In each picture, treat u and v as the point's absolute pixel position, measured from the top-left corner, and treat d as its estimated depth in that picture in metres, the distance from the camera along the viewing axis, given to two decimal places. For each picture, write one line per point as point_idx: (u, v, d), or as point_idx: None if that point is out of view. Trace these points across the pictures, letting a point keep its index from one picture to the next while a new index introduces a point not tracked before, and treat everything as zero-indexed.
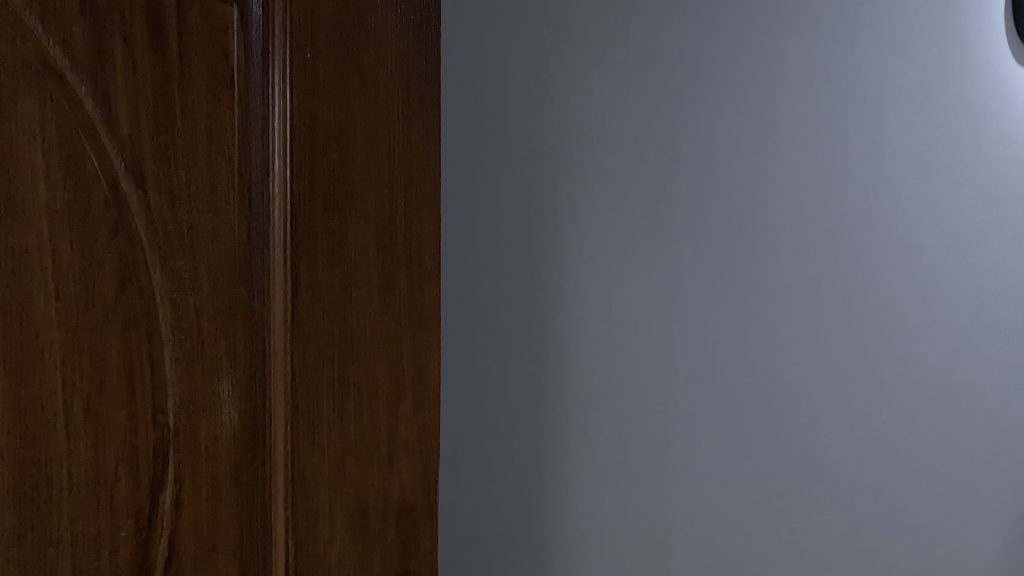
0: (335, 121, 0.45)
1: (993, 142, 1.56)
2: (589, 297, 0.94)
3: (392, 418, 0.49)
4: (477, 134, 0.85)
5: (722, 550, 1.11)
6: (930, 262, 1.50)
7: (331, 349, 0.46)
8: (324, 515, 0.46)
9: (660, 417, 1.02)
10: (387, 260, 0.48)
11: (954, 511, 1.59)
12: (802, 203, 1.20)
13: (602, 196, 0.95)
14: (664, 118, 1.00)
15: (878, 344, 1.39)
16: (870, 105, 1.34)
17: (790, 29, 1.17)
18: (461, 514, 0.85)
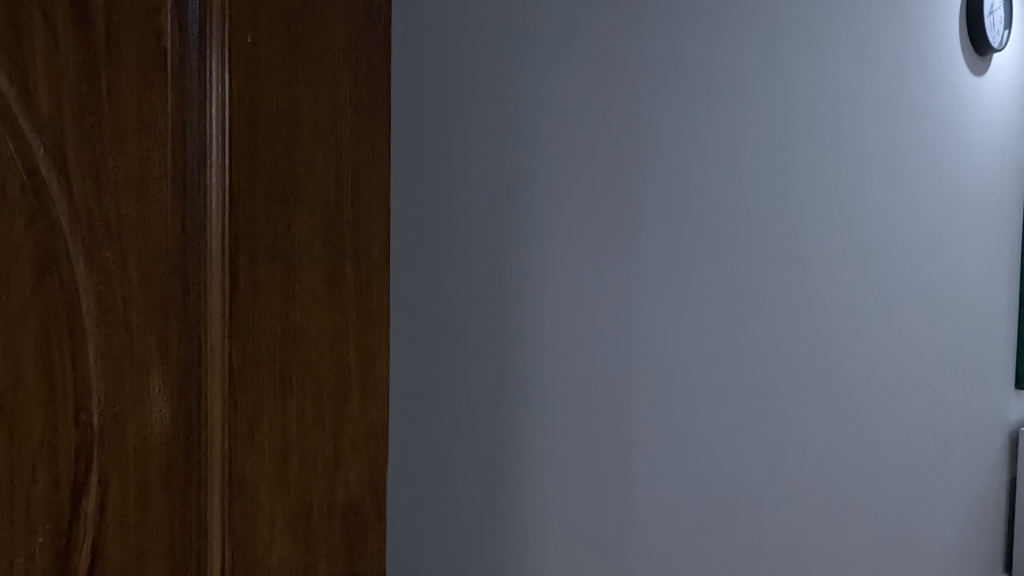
0: (279, 111, 0.44)
1: (929, 155, 1.67)
2: (549, 295, 0.93)
3: (337, 415, 0.47)
4: (436, 124, 0.80)
5: (684, 548, 1.13)
6: (886, 264, 1.55)
7: (272, 344, 0.44)
8: (262, 518, 0.44)
9: (622, 417, 1.02)
10: (333, 254, 0.47)
11: (902, 504, 1.66)
12: (760, 203, 1.23)
13: (565, 192, 0.94)
14: (626, 120, 1.01)
15: (838, 342, 1.43)
16: (832, 110, 1.38)
17: (755, 34, 1.19)
18: (416, 523, 0.80)
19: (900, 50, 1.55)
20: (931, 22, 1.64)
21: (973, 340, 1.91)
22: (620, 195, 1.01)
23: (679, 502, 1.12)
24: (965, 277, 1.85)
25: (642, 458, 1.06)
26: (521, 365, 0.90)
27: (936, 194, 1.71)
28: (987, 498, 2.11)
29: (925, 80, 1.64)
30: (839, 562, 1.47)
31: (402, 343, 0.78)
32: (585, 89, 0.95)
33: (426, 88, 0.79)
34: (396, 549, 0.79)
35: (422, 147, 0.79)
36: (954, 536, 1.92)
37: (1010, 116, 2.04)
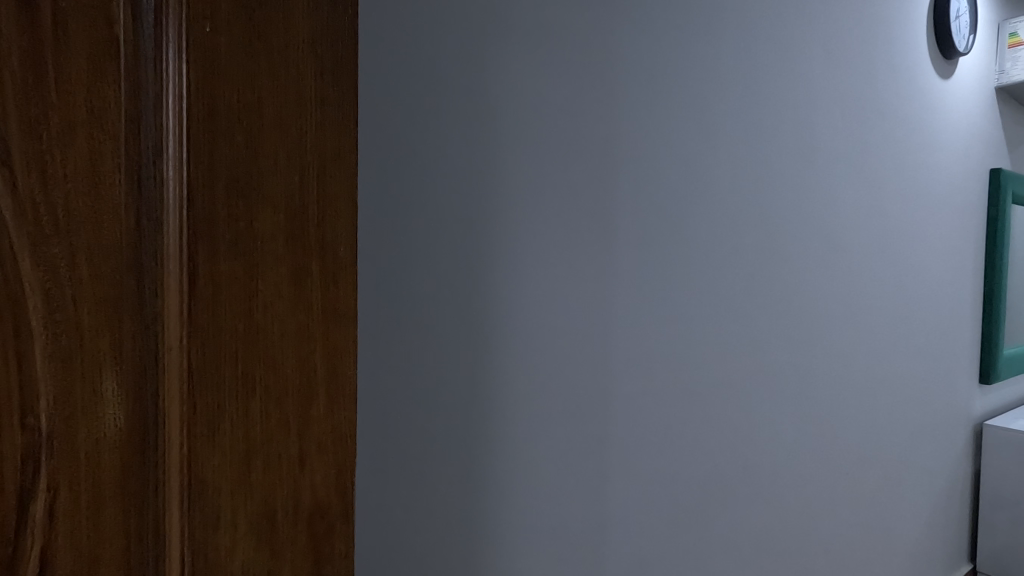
0: (240, 103, 0.42)
1: (898, 156, 1.71)
2: (524, 294, 0.93)
3: (302, 416, 0.46)
4: (408, 120, 0.79)
5: (659, 545, 1.14)
6: (856, 262, 1.59)
7: (234, 343, 0.43)
8: (224, 523, 0.43)
9: (597, 415, 1.03)
10: (297, 251, 0.45)
11: (872, 497, 1.71)
12: (734, 202, 1.25)
13: (540, 189, 0.94)
14: (601, 118, 1.01)
15: (810, 339, 1.46)
16: (804, 111, 1.40)
17: (727, 34, 1.21)
18: (387, 524, 0.79)
19: (870, 53, 1.58)
20: (900, 25, 1.68)
21: (939, 336, 1.97)
22: (595, 194, 1.01)
23: (654, 499, 1.13)
24: (932, 275, 1.90)
25: (618, 456, 1.06)
26: (495, 364, 0.90)
27: (904, 194, 1.75)
28: (953, 490, 2.17)
29: (894, 82, 1.67)
30: (810, 556, 1.49)
31: (372, 342, 0.77)
32: (560, 86, 0.95)
33: (398, 83, 0.78)
34: (366, 551, 0.77)
35: (393, 143, 0.78)
36: (922, 528, 1.97)
37: (975, 119, 2.10)
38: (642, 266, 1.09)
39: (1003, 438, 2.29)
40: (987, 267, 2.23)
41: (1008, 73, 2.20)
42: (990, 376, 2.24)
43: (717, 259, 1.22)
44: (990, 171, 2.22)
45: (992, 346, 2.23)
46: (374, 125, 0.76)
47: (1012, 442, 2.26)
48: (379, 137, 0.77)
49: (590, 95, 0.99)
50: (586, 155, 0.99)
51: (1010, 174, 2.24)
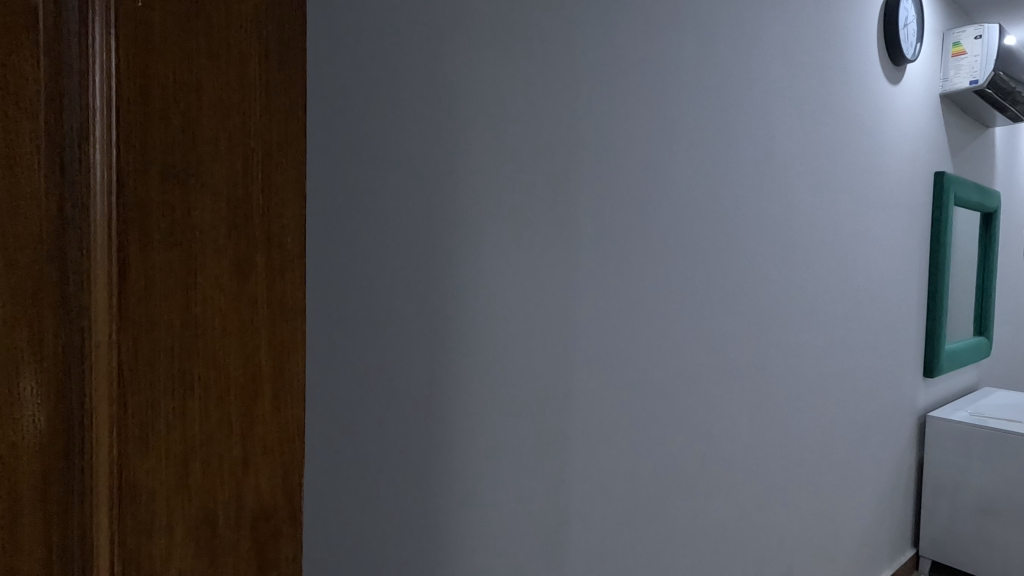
0: (177, 84, 0.40)
1: (849, 157, 1.78)
2: (485, 289, 0.92)
3: (246, 415, 0.44)
4: (363, 111, 0.77)
5: (619, 539, 1.15)
6: (809, 259, 1.64)
7: (170, 339, 0.40)
8: (161, 529, 0.40)
9: (558, 410, 1.03)
10: (240, 242, 0.43)
11: (822, 486, 1.77)
12: (693, 199, 1.27)
13: (500, 183, 0.93)
14: (562, 114, 1.01)
15: (765, 334, 1.50)
16: (761, 111, 1.43)
17: (688, 34, 1.23)
18: (341, 524, 0.77)
19: (824, 55, 1.63)
20: (852, 29, 1.74)
21: (887, 331, 2.05)
22: (556, 189, 1.01)
23: (614, 493, 1.14)
24: (880, 273, 1.98)
25: (578, 451, 1.07)
26: (455, 360, 0.89)
27: (855, 194, 1.82)
28: (898, 478, 2.27)
29: (847, 86, 1.73)
30: (764, 545, 1.54)
31: (324, 338, 0.75)
32: (520, 80, 0.95)
33: (353, 73, 0.76)
34: (317, 553, 0.75)
35: (347, 134, 0.76)
36: (869, 515, 2.05)
37: (921, 124, 2.20)
38: (607, 260, 1.10)
39: (944, 428, 2.41)
40: (931, 266, 2.34)
41: (951, 81, 2.31)
42: (933, 369, 2.36)
43: (686, 261, 1.26)
44: (933, 174, 2.33)
45: (935, 341, 2.34)
46: (326, 114, 0.74)
47: (951, 431, 2.38)
48: (332, 127, 0.75)
49: (552, 89, 0.99)
50: (547, 150, 0.99)
51: (952, 178, 2.36)
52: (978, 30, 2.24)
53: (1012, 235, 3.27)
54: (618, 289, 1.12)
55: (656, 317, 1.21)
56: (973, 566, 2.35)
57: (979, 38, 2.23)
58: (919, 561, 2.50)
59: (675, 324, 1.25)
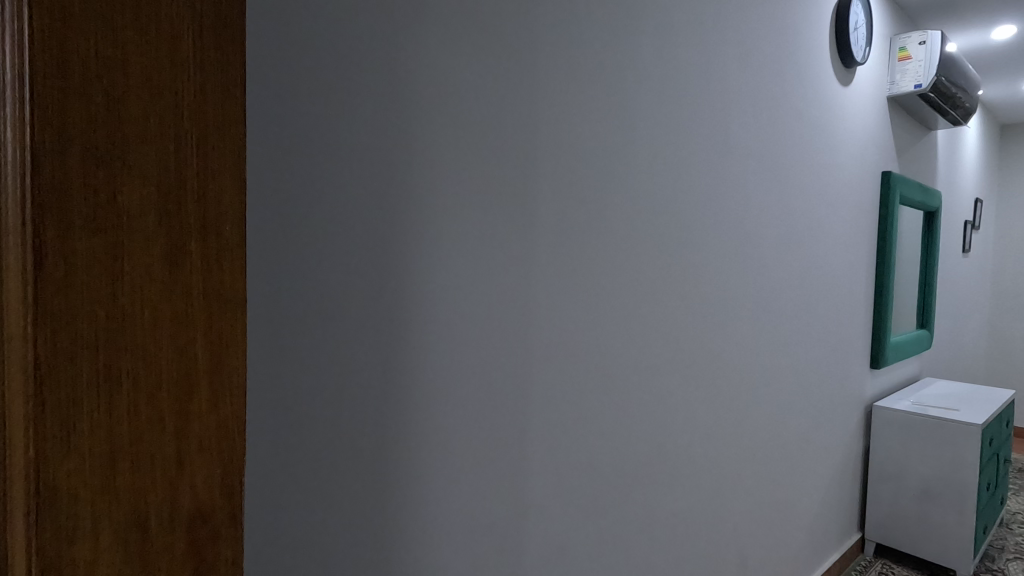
0: (99, 59, 0.37)
1: (802, 156, 1.83)
2: (441, 283, 0.90)
3: (180, 412, 0.42)
4: (314, 98, 0.75)
5: (576, 532, 1.16)
6: (763, 254, 1.69)
7: (94, 331, 0.38)
8: (83, 535, 0.38)
9: (516, 403, 1.03)
10: (173, 228, 0.41)
11: (775, 474, 1.83)
12: (651, 193, 1.29)
13: (457, 174, 0.92)
14: (521, 106, 1.01)
15: (721, 327, 1.54)
16: (718, 107, 1.47)
17: (646, 29, 1.25)
18: (290, 522, 0.75)
19: (779, 55, 1.67)
20: (805, 30, 1.79)
21: (836, 324, 2.13)
22: (515, 181, 1.01)
23: (572, 484, 1.15)
24: (830, 268, 2.06)
25: (536, 443, 1.07)
26: (410, 355, 0.87)
27: (807, 191, 1.87)
28: (846, 465, 2.37)
29: (800, 86, 1.78)
30: (718, 532, 1.58)
31: (271, 331, 0.73)
32: (477, 71, 0.94)
33: (302, 57, 0.74)
34: (261, 553, 0.73)
35: (295, 121, 0.74)
36: (819, 502, 2.14)
37: (870, 125, 2.28)
38: (566, 254, 1.11)
39: (889, 417, 2.53)
40: (877, 262, 2.44)
41: (898, 85, 2.41)
42: (879, 361, 2.47)
43: (644, 257, 1.29)
44: (881, 173, 2.42)
45: (880, 334, 2.44)
46: (270, 100, 0.71)
47: (895, 419, 2.50)
48: (279, 114, 0.72)
49: (511, 80, 0.99)
50: (505, 142, 0.99)
51: (897, 178, 2.46)
52: (921, 36, 2.34)
53: (951, 234, 3.45)
54: (576, 282, 1.13)
55: (615, 312, 1.22)
56: (914, 547, 2.47)
57: (922, 44, 2.33)
58: (864, 544, 2.62)
59: (634, 319, 1.27)
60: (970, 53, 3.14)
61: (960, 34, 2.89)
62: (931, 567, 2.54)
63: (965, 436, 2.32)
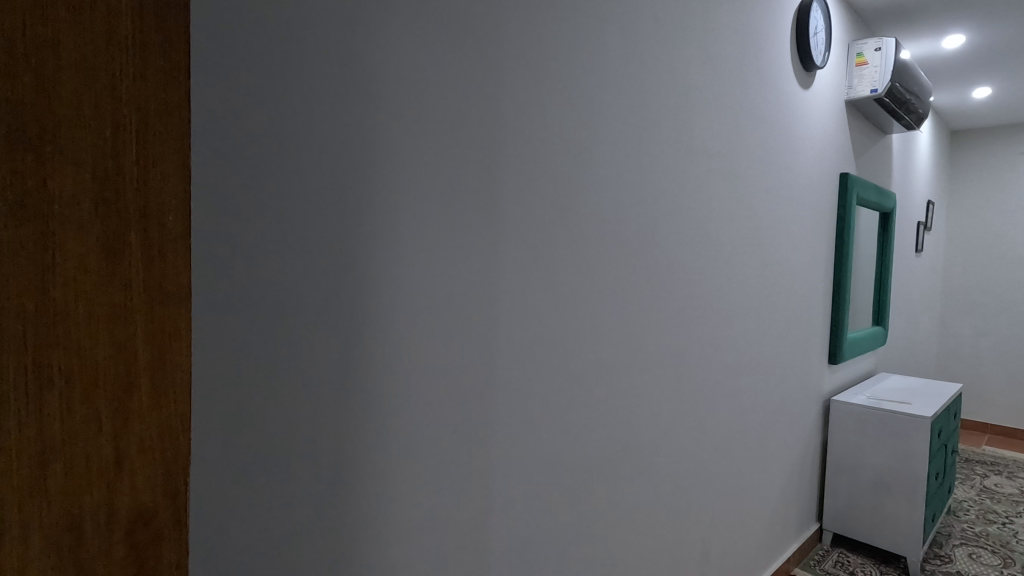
0: (26, 38, 0.35)
1: (763, 156, 1.88)
2: (403, 279, 0.89)
3: (119, 410, 0.40)
4: (266, 88, 0.73)
5: (540, 528, 1.16)
6: (725, 252, 1.73)
7: (20, 327, 0.36)
8: (9, 541, 0.36)
9: (480, 399, 1.03)
10: (111, 219, 0.39)
11: (736, 467, 1.87)
12: (616, 191, 1.31)
13: (419, 168, 0.91)
14: (486, 101, 1.01)
15: (685, 323, 1.58)
16: (683, 107, 1.49)
17: (612, 27, 1.26)
18: (243, 523, 0.73)
19: (742, 56, 1.71)
20: (768, 34, 1.83)
21: (795, 321, 2.19)
22: (479, 176, 1.00)
23: (536, 479, 1.15)
24: (790, 267, 2.12)
25: (501, 439, 1.07)
26: (372, 351, 0.86)
27: (768, 192, 1.93)
28: (805, 457, 2.45)
29: (762, 87, 1.82)
30: (681, 525, 1.61)
31: (221, 329, 0.70)
32: (442, 65, 0.93)
33: (254, 47, 0.72)
34: (209, 559, 0.70)
35: (247, 112, 0.72)
36: (779, 493, 2.20)
37: (829, 128, 2.36)
38: (531, 250, 1.11)
39: (845, 410, 2.63)
40: (835, 260, 2.52)
41: (855, 89, 2.49)
42: (836, 356, 2.55)
43: (609, 255, 1.30)
44: (839, 175, 2.50)
45: (837, 330, 2.53)
46: (221, 89, 0.69)
47: (851, 412, 2.60)
48: (230, 103, 0.70)
49: (475, 75, 0.98)
50: (470, 137, 0.98)
51: (854, 179, 2.54)
52: (877, 43, 2.42)
53: (905, 235, 3.60)
54: (541, 279, 1.13)
55: (581, 309, 1.23)
56: (869, 537, 2.56)
57: (878, 50, 2.41)
58: (822, 533, 2.71)
59: (599, 316, 1.29)
60: (923, 61, 3.27)
61: (914, 42, 3.01)
62: (884, 555, 2.64)
63: (915, 428, 2.42)
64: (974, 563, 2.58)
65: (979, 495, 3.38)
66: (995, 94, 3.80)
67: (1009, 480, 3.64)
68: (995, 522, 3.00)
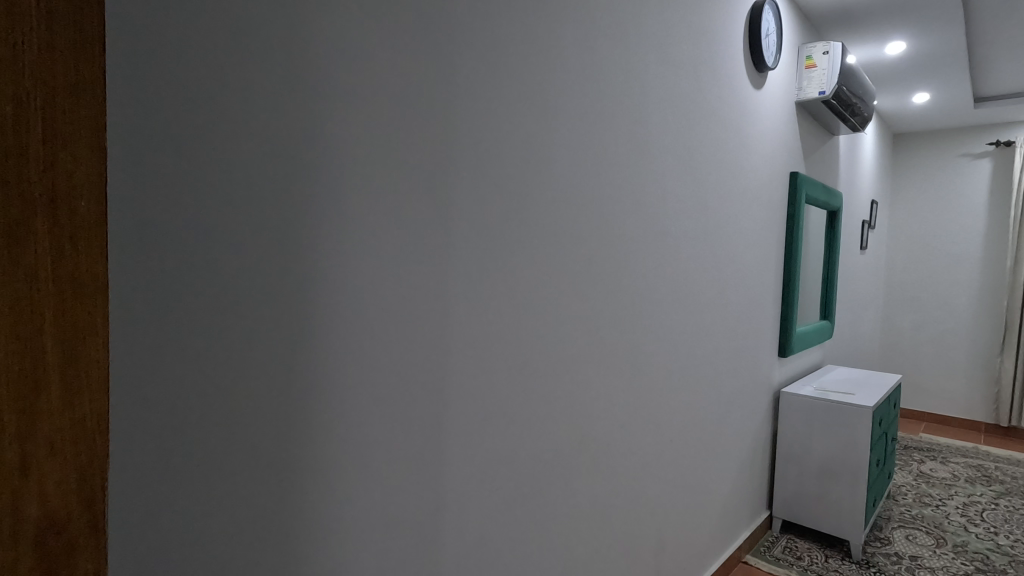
0: None
1: (716, 154, 1.92)
2: (351, 273, 0.87)
3: (25, 406, 0.38)
4: (199, 72, 0.70)
5: (494, 524, 1.16)
6: (679, 249, 1.76)
7: None
8: None
9: (433, 395, 1.01)
10: (14, 205, 0.38)
11: (689, 458, 1.92)
12: (571, 186, 1.31)
13: (368, 158, 0.88)
14: (438, 93, 0.99)
15: (639, 318, 1.60)
16: (638, 104, 1.51)
17: (567, 21, 1.26)
18: (174, 526, 0.70)
19: (696, 56, 1.74)
20: (721, 34, 1.87)
21: (747, 315, 2.26)
22: (432, 169, 0.99)
23: (491, 474, 1.15)
24: (742, 262, 2.17)
25: (454, 434, 1.06)
26: (317, 347, 0.83)
27: (721, 189, 1.97)
28: (755, 448, 2.53)
29: (715, 87, 1.87)
30: (636, 515, 1.64)
31: (150, 322, 0.67)
32: (391, 53, 0.91)
33: (185, 26, 0.68)
34: (137, 564, 0.67)
35: (177, 95, 0.68)
36: (730, 483, 2.26)
37: (779, 128, 2.43)
38: (486, 245, 1.10)
39: (794, 402, 2.72)
40: (785, 257, 2.61)
41: (805, 91, 2.58)
42: (785, 350, 2.64)
43: (565, 251, 1.31)
44: (789, 174, 2.59)
45: (787, 324, 2.61)
46: (148, 69, 0.66)
47: (799, 404, 2.70)
48: (156, 85, 0.66)
49: (427, 66, 0.97)
50: (422, 128, 0.97)
51: (803, 178, 2.63)
52: (825, 46, 2.50)
53: (850, 233, 3.76)
54: (496, 274, 1.13)
55: (536, 304, 1.24)
56: (815, 522, 2.67)
57: (826, 54, 2.49)
58: (772, 520, 2.81)
59: (555, 311, 1.29)
60: (868, 66, 3.41)
61: (859, 47, 3.13)
62: (830, 539, 2.76)
63: (858, 417, 2.54)
64: (910, 544, 2.73)
65: (916, 480, 3.57)
66: (933, 100, 4.00)
67: (942, 465, 3.87)
68: (931, 505, 3.18)
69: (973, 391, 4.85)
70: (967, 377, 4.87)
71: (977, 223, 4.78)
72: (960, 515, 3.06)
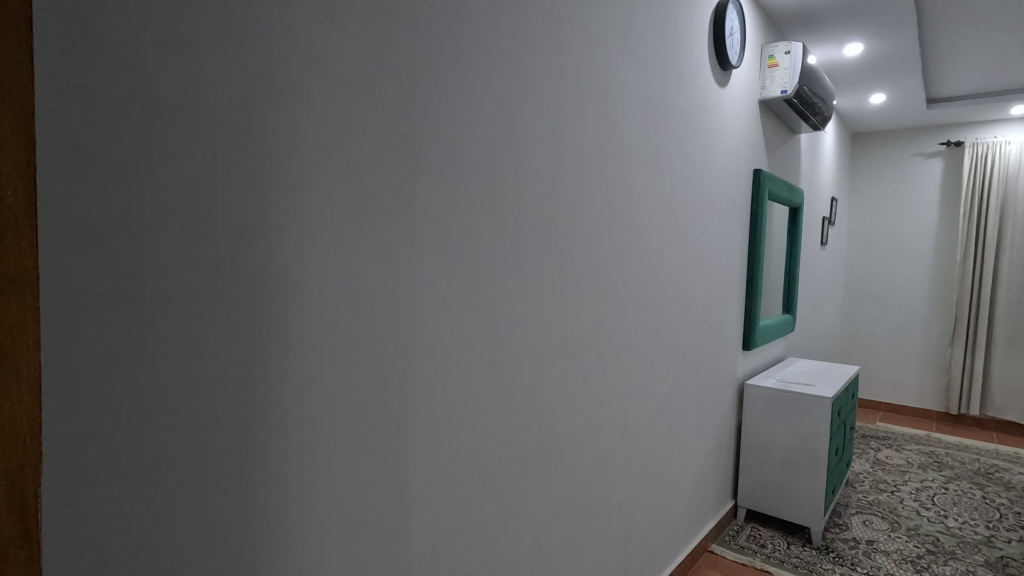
0: None
1: (682, 151, 1.95)
2: (310, 267, 0.85)
3: None
4: (143, 56, 0.67)
5: (460, 520, 1.15)
6: (644, 244, 1.78)
7: None
8: None
9: (396, 391, 1.00)
10: None
11: (655, 451, 1.95)
12: (537, 180, 1.31)
13: (326, 151, 0.86)
14: (400, 85, 0.97)
15: (605, 312, 1.61)
16: (603, 99, 1.52)
17: (533, 15, 1.26)
18: (123, 528, 0.67)
19: (661, 53, 1.76)
20: (686, 32, 1.90)
21: (711, 310, 2.30)
22: (394, 161, 0.97)
23: (456, 470, 1.14)
24: (706, 257, 2.21)
25: (419, 430, 1.05)
26: (275, 344, 0.81)
27: (686, 186, 2.00)
28: (720, 440, 2.58)
29: (681, 85, 1.89)
30: (602, 509, 1.65)
31: (94, 318, 0.64)
32: (352, 44, 0.89)
33: (127, 8, 0.65)
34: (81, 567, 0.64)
35: (119, 80, 0.65)
36: (696, 474, 2.31)
37: (744, 126, 2.48)
38: (450, 240, 1.09)
39: (757, 394, 2.79)
40: (749, 252, 2.66)
41: (768, 89, 2.64)
42: (749, 343, 2.70)
43: (531, 246, 1.31)
44: (753, 170, 2.64)
45: (751, 318, 2.68)
46: (90, 55, 0.63)
47: (762, 396, 2.77)
48: (100, 70, 0.64)
49: (388, 57, 0.95)
50: (382, 120, 0.95)
51: (767, 175, 2.69)
52: (787, 46, 2.56)
53: (811, 229, 3.87)
54: (461, 269, 1.12)
55: (502, 299, 1.23)
56: (778, 510, 2.75)
57: (788, 53, 2.55)
58: (737, 510, 2.88)
59: (521, 305, 1.29)
60: (830, 66, 3.50)
61: (820, 48, 3.22)
62: (791, 526, 2.85)
63: (818, 408, 2.62)
64: (867, 528, 2.83)
65: (873, 467, 3.71)
66: (890, 100, 4.14)
67: (896, 452, 4.04)
68: (886, 491, 3.31)
69: (925, 382, 5.06)
70: (920, 368, 5.08)
71: (931, 220, 5.00)
72: (913, 500, 3.20)
